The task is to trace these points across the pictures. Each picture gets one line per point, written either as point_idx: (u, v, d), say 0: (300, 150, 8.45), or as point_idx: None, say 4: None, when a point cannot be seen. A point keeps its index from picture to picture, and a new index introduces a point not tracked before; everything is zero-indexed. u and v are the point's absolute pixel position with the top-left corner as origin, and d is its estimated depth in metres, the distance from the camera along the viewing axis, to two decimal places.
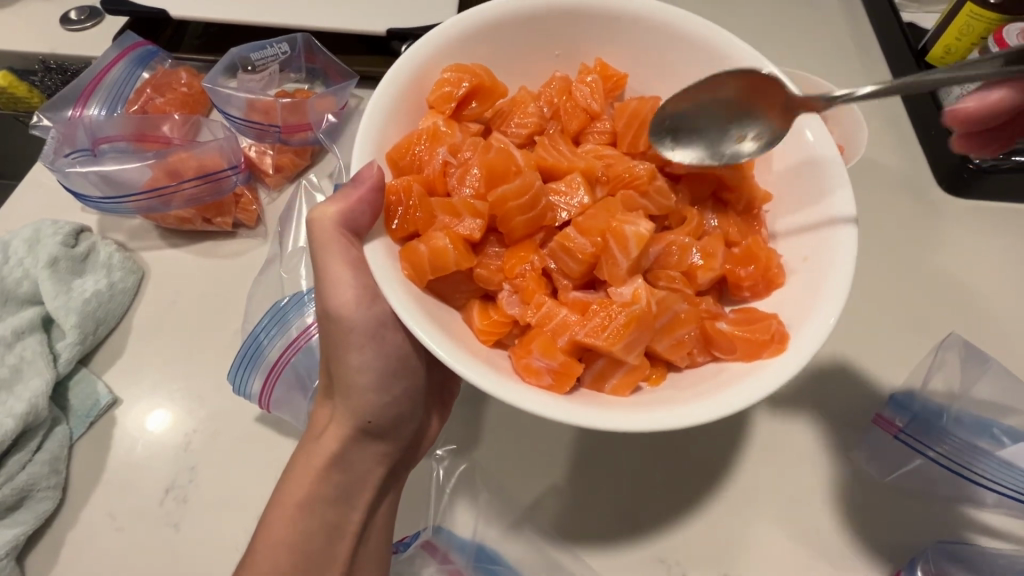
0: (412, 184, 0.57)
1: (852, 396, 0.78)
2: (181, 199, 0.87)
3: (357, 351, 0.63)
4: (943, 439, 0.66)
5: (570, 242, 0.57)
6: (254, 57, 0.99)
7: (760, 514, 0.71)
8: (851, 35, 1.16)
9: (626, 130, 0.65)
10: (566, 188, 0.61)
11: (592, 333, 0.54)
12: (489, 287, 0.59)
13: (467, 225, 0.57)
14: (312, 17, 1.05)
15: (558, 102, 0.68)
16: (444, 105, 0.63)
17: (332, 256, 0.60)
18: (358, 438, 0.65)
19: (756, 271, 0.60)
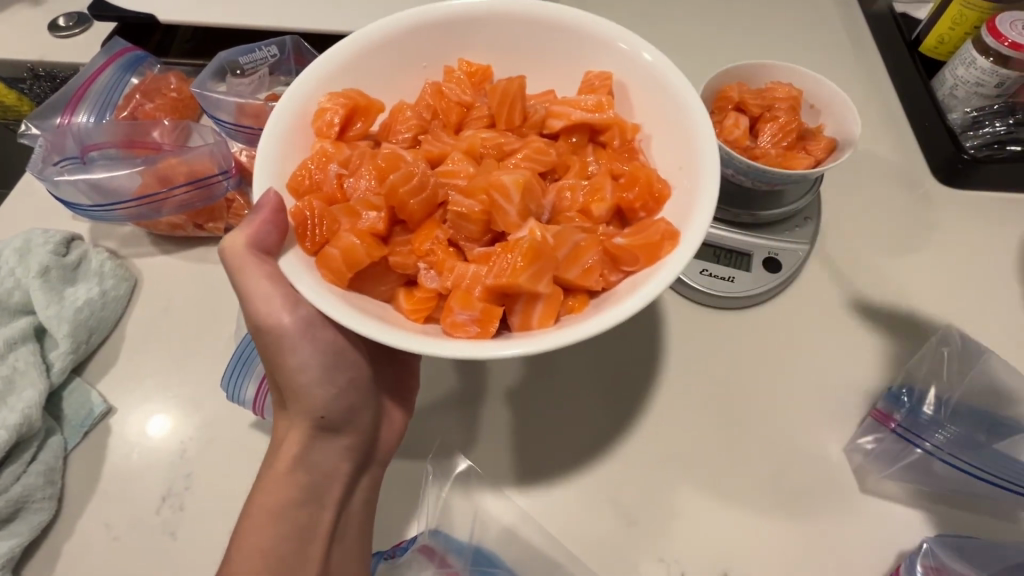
0: (309, 202, 0.57)
1: (851, 389, 0.77)
2: (172, 206, 0.87)
3: (291, 353, 0.63)
4: (937, 432, 0.69)
5: (457, 207, 0.57)
6: (243, 61, 0.98)
7: (762, 512, 0.70)
8: (843, 27, 1.16)
9: (500, 109, 0.66)
10: (452, 168, 0.62)
11: (498, 275, 0.53)
12: (407, 272, 0.58)
13: (369, 218, 0.57)
14: (300, 19, 1.04)
15: (435, 103, 0.69)
16: (330, 129, 0.62)
17: (252, 274, 0.60)
18: (314, 437, 0.66)
19: (641, 191, 0.60)
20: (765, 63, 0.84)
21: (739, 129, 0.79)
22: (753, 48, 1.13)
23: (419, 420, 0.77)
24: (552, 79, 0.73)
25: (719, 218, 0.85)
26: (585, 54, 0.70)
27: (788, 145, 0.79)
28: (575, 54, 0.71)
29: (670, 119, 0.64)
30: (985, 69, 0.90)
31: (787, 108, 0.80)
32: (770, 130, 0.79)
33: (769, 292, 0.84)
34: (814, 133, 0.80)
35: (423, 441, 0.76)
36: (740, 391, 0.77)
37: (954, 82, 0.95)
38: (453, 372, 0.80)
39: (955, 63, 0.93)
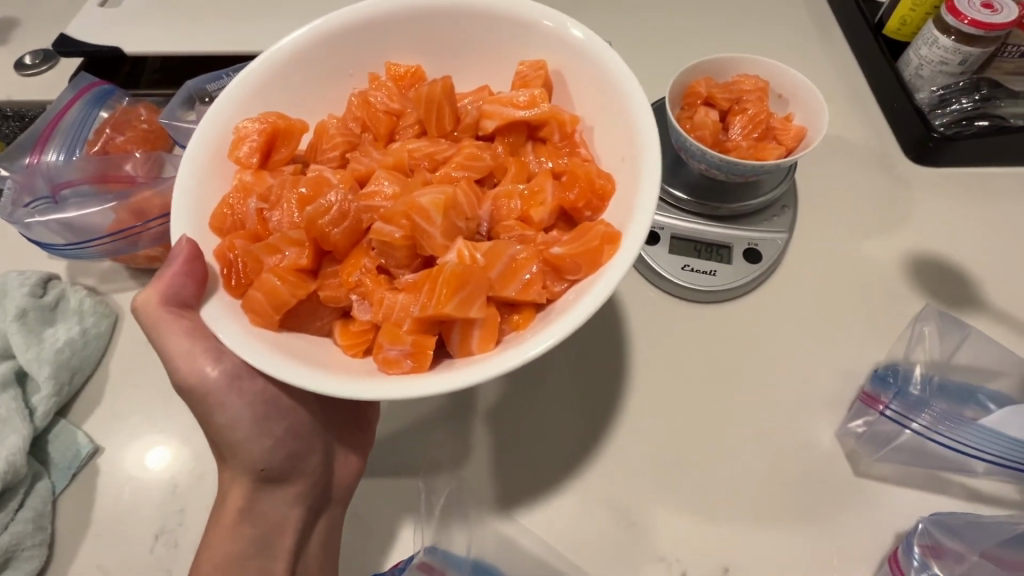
0: (231, 244, 0.59)
1: (841, 373, 0.78)
2: (148, 239, 0.87)
3: (221, 408, 0.66)
4: (923, 412, 0.68)
5: (379, 233, 0.57)
6: (211, 88, 0.96)
7: (761, 503, 0.70)
8: (807, 15, 1.17)
9: (429, 115, 0.67)
10: (374, 185, 0.61)
11: (423, 305, 0.53)
12: (340, 304, 0.59)
13: (290, 256, 0.58)
14: (267, 41, 1.04)
15: (362, 114, 0.70)
16: (248, 159, 0.64)
17: (169, 331, 0.62)
18: (259, 488, 0.70)
19: (582, 190, 0.60)
20: (734, 56, 0.85)
21: (710, 123, 0.80)
22: (720, 40, 1.14)
23: (412, 435, 0.77)
24: (485, 69, 0.74)
25: (698, 212, 0.86)
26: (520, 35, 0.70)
27: (758, 135, 0.80)
28: (507, 45, 0.71)
29: (607, 108, 0.64)
30: (948, 48, 0.91)
31: (755, 100, 0.81)
32: (740, 123, 0.80)
33: (753, 281, 0.84)
34: (782, 123, 0.80)
35: (415, 459, 0.76)
36: (731, 383, 0.77)
37: (919, 62, 0.96)
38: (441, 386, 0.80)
39: (919, 44, 0.95)
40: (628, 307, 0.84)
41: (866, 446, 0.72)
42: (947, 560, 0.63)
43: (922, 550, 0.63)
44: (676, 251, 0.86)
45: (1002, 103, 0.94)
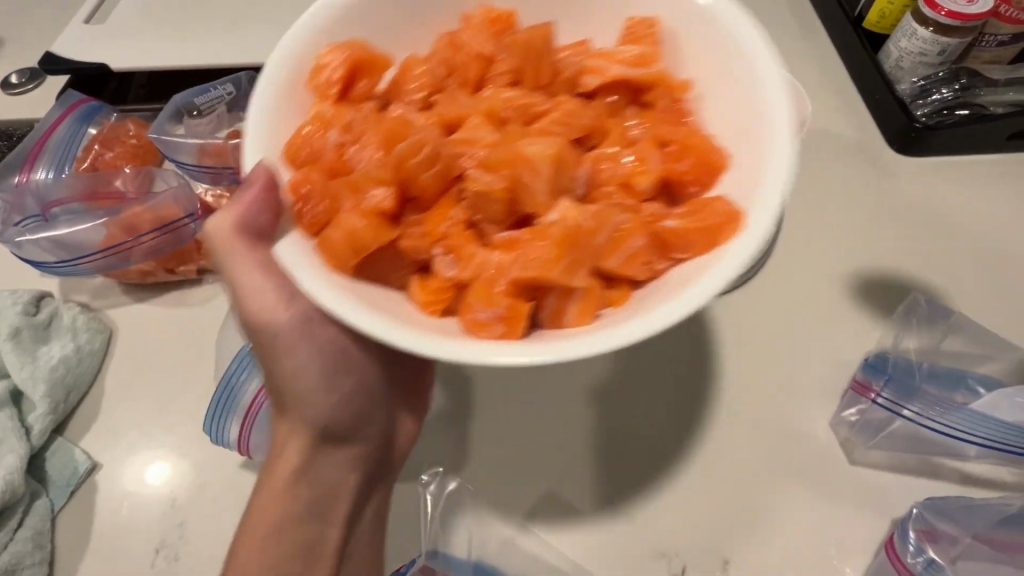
0: (306, 180, 0.55)
1: (831, 363, 0.79)
2: (140, 253, 0.86)
3: (288, 355, 0.64)
4: (915, 398, 0.69)
5: (476, 183, 0.53)
6: (198, 101, 0.97)
7: (757, 494, 0.71)
8: (785, 11, 1.18)
9: (526, 65, 0.63)
10: (470, 134, 0.56)
11: (527, 266, 0.50)
12: (420, 256, 0.54)
13: (377, 195, 0.52)
14: (253, 52, 1.04)
15: (449, 57, 0.64)
16: (329, 89, 0.61)
17: (242, 263, 0.59)
18: (318, 448, 0.66)
19: (694, 163, 0.57)
20: None
21: None
22: None
23: None
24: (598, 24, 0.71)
25: None
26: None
27: None
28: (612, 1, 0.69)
29: (728, 60, 0.61)
30: (926, 39, 0.92)
31: None
32: None
33: (742, 276, 0.85)
34: None
35: (413, 463, 0.76)
36: (725, 377, 0.78)
37: (898, 54, 0.97)
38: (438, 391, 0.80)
39: (897, 36, 0.96)
40: None
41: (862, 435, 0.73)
42: (942, 544, 0.63)
43: (918, 535, 0.63)
44: None
45: (981, 92, 0.95)
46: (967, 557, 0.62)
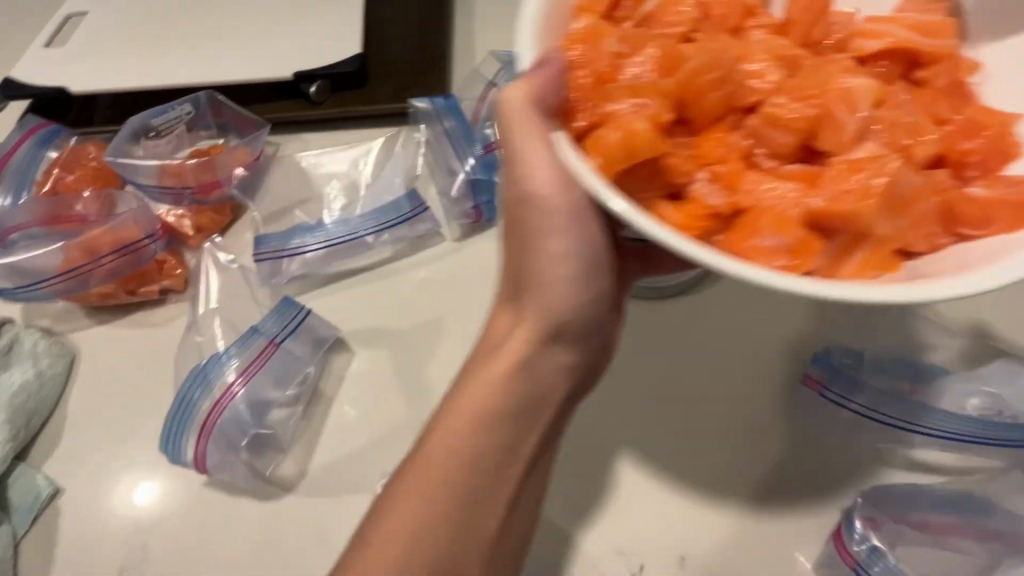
0: (646, 76, 0.51)
1: (785, 357, 0.80)
2: (99, 276, 0.87)
3: (557, 237, 0.62)
4: (858, 393, 0.72)
5: (778, 115, 0.51)
6: (155, 122, 0.98)
7: (710, 488, 0.73)
8: None
9: (803, 17, 0.59)
10: (760, 69, 0.54)
11: (831, 198, 0.48)
12: (680, 180, 0.51)
13: (643, 105, 0.49)
14: (215, 72, 1.05)
15: (705, 1, 0.58)
16: (595, 6, 0.57)
17: (528, 142, 0.54)
18: (543, 344, 0.65)
19: (983, 143, 0.53)
20: None
21: None
22: None
23: (372, 452, 0.78)
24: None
25: None
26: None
27: None
28: None
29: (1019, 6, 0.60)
30: None
31: None
32: None
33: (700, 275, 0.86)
34: None
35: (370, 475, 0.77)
36: (680, 376, 0.79)
37: None
38: (400, 402, 0.81)
39: None
40: None
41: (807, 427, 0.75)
42: (887, 531, 0.65)
43: (863, 522, 0.65)
44: None
45: None
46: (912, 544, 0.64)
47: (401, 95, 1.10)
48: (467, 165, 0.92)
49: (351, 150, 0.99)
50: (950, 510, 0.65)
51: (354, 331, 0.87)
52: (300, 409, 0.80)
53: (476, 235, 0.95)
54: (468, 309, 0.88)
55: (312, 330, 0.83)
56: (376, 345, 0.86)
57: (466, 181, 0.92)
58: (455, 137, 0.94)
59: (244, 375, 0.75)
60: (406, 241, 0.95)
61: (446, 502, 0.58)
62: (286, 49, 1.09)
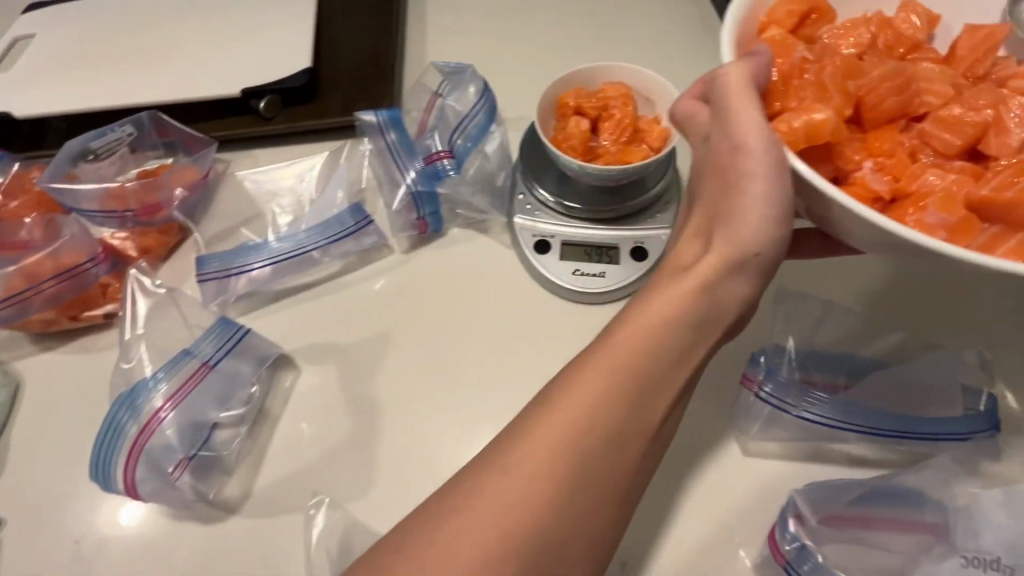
0: (824, 79, 0.64)
1: (726, 359, 0.81)
2: (40, 302, 0.86)
3: (755, 181, 0.63)
4: (793, 399, 0.71)
5: (949, 116, 0.65)
6: (95, 145, 0.98)
7: (657, 493, 0.73)
8: (687, 20, 1.23)
9: (974, 54, 0.70)
10: (939, 88, 0.66)
11: (998, 189, 0.60)
12: (847, 167, 0.64)
13: (837, 100, 0.62)
14: (160, 91, 1.05)
15: (886, 30, 0.71)
16: (788, 21, 0.69)
17: (741, 110, 0.63)
18: (731, 270, 0.68)
19: None
20: (594, 66, 0.88)
21: (579, 132, 0.83)
22: (610, 49, 1.20)
23: (315, 469, 0.78)
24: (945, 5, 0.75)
25: (587, 218, 0.91)
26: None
27: (626, 140, 0.84)
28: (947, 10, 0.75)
29: None
30: None
31: (620, 106, 0.84)
32: (608, 130, 0.83)
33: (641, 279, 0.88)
34: (647, 125, 0.84)
35: (314, 492, 0.76)
36: None
37: None
38: (347, 417, 0.81)
39: None
40: (525, 320, 0.89)
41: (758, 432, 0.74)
42: (818, 529, 0.65)
43: (795, 521, 0.65)
44: (567, 257, 0.90)
45: None
46: (840, 541, 0.65)
47: (352, 108, 1.09)
48: (409, 178, 0.92)
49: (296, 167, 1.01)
50: (880, 504, 0.66)
51: (299, 348, 0.87)
52: (243, 430, 0.79)
53: (423, 247, 0.96)
54: (415, 319, 0.89)
55: (253, 348, 0.82)
56: (322, 361, 0.86)
57: (408, 194, 0.92)
58: (398, 151, 0.93)
59: (172, 399, 0.74)
60: (353, 255, 0.95)
61: (553, 474, 0.59)
62: (233, 65, 1.09)
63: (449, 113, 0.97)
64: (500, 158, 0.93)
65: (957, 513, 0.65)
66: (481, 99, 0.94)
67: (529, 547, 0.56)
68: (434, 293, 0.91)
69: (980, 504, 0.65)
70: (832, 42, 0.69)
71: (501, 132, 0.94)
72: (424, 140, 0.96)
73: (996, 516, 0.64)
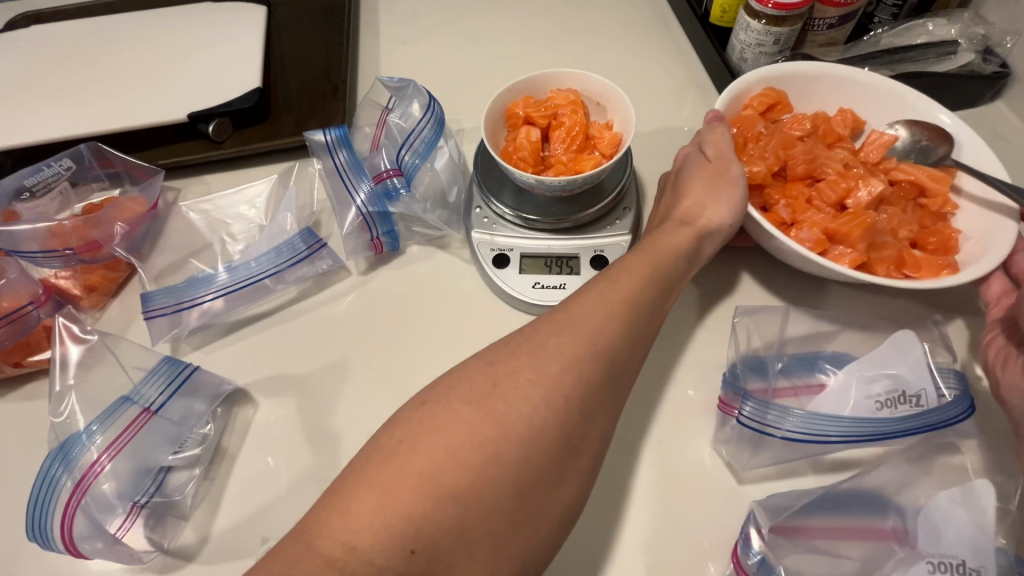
0: (765, 147, 0.86)
1: (690, 367, 0.81)
2: None
3: (726, 187, 0.81)
4: (782, 417, 0.69)
5: (843, 178, 0.84)
6: (30, 183, 0.94)
7: (628, 512, 0.71)
8: (642, 22, 1.23)
9: (872, 150, 0.88)
10: (847, 163, 0.86)
11: (844, 224, 0.79)
12: (768, 202, 0.86)
13: (765, 162, 0.85)
14: (101, 119, 1.01)
15: (824, 121, 0.90)
16: (757, 106, 0.89)
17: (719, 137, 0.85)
18: (701, 238, 0.79)
19: (939, 239, 0.82)
20: (541, 73, 0.86)
21: (529, 143, 0.81)
22: (568, 54, 1.19)
23: (275, 509, 0.75)
24: (873, 110, 0.92)
25: (546, 229, 0.89)
26: (890, 111, 0.91)
27: (577, 148, 0.82)
28: (875, 109, 0.92)
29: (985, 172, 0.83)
30: (761, 30, 0.96)
31: (569, 113, 0.82)
32: (559, 139, 0.82)
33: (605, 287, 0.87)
34: (598, 132, 0.83)
35: (276, 532, 0.73)
36: None
37: (740, 46, 1.01)
38: (308, 451, 0.79)
39: (736, 30, 1.00)
40: (490, 335, 0.87)
41: (733, 436, 0.74)
42: (780, 538, 0.66)
43: (749, 537, 0.68)
44: (527, 270, 0.88)
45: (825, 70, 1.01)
46: (801, 550, 0.66)
47: (304, 128, 1.06)
48: (360, 198, 0.89)
49: (245, 193, 0.98)
50: (843, 507, 0.68)
51: (254, 380, 0.84)
52: (198, 471, 0.76)
53: (380, 267, 0.93)
54: (378, 344, 0.86)
55: (206, 384, 0.79)
56: (279, 393, 0.83)
57: (360, 215, 0.89)
58: (347, 170, 0.90)
59: (108, 449, 0.70)
60: (309, 279, 0.92)
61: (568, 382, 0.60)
62: (177, 89, 1.06)
63: (395, 130, 0.95)
64: (450, 173, 0.94)
65: (918, 513, 0.67)
66: (426, 113, 0.93)
67: (553, 437, 0.57)
68: (392, 316, 0.89)
69: (939, 504, 0.65)
70: (788, 122, 0.90)
71: (448, 147, 0.94)
72: (374, 158, 0.93)
73: (960, 516, 0.64)
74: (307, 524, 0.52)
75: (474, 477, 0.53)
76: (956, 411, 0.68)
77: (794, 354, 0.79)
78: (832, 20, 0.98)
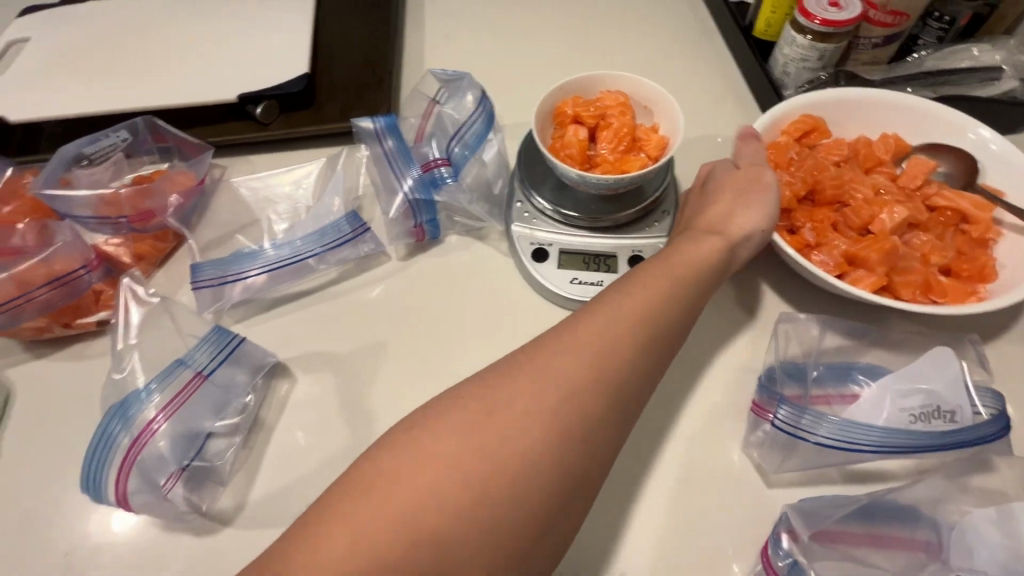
0: (799, 172, 0.88)
1: (723, 370, 0.83)
2: (31, 310, 0.83)
3: (755, 194, 0.82)
4: (820, 422, 0.70)
5: (877, 203, 0.85)
6: (88, 151, 0.97)
7: (657, 506, 0.73)
8: (686, 31, 1.25)
9: (910, 177, 0.89)
10: (882, 189, 0.87)
11: (866, 248, 0.81)
12: (795, 224, 0.87)
13: (797, 186, 0.87)
14: (160, 95, 1.05)
15: (861, 148, 0.92)
16: (794, 133, 0.91)
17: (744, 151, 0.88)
18: (736, 242, 0.80)
19: (971, 266, 0.82)
20: (590, 75, 0.89)
21: (577, 141, 0.83)
22: (611, 58, 1.22)
23: (312, 480, 0.77)
24: (915, 134, 0.94)
25: (586, 226, 0.90)
26: (933, 130, 0.93)
27: (624, 148, 0.84)
28: (917, 135, 0.94)
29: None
30: (806, 46, 0.98)
31: (617, 115, 0.84)
32: (606, 138, 0.84)
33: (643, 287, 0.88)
34: (643, 134, 0.85)
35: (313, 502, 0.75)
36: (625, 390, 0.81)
37: (783, 60, 1.03)
38: (346, 427, 0.81)
39: (781, 44, 1.02)
40: (527, 327, 0.88)
41: (766, 439, 0.75)
42: (815, 543, 0.67)
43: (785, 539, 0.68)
44: (566, 265, 0.90)
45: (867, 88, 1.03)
46: (836, 556, 0.66)
47: (351, 114, 1.09)
48: (406, 185, 0.92)
49: (293, 174, 1.01)
50: (876, 516, 0.69)
51: (294, 355, 0.86)
52: (238, 440, 0.78)
53: (420, 254, 0.96)
54: (416, 328, 0.88)
55: (250, 356, 0.81)
56: (319, 369, 0.85)
57: (405, 201, 0.91)
58: (394, 157, 0.93)
59: (165, 409, 0.73)
60: (350, 262, 0.95)
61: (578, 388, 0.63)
62: (233, 71, 1.09)
63: (447, 122, 0.98)
64: (497, 166, 0.96)
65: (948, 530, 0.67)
66: (477, 107, 0.95)
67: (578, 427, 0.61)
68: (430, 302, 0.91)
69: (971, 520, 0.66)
70: (825, 149, 0.91)
71: (497, 141, 0.96)
72: (422, 147, 0.96)
73: (991, 535, 0.65)
74: (345, 502, 0.57)
75: (487, 475, 0.57)
76: (989, 429, 0.69)
77: (829, 364, 0.80)
78: (877, 39, 0.99)
